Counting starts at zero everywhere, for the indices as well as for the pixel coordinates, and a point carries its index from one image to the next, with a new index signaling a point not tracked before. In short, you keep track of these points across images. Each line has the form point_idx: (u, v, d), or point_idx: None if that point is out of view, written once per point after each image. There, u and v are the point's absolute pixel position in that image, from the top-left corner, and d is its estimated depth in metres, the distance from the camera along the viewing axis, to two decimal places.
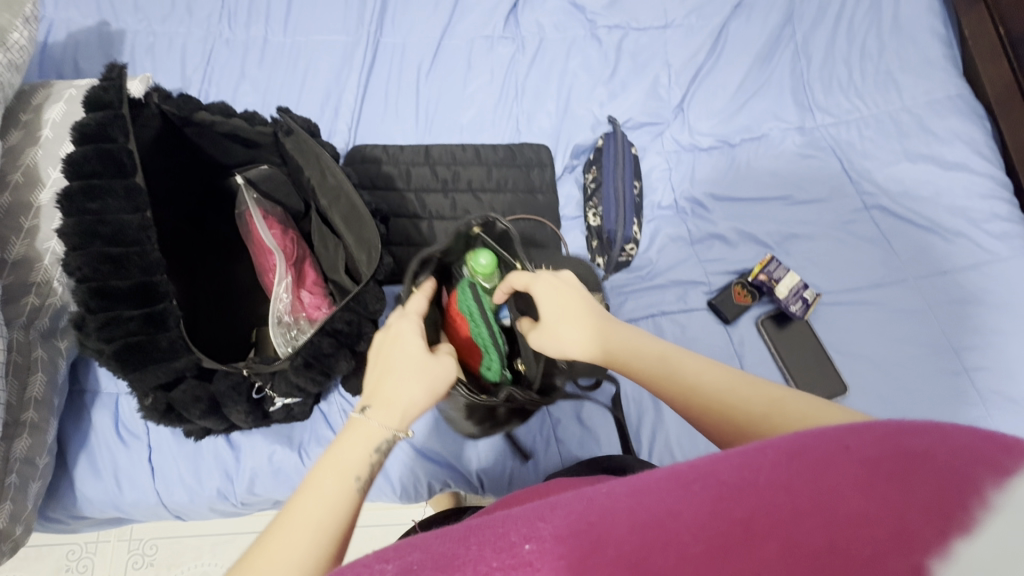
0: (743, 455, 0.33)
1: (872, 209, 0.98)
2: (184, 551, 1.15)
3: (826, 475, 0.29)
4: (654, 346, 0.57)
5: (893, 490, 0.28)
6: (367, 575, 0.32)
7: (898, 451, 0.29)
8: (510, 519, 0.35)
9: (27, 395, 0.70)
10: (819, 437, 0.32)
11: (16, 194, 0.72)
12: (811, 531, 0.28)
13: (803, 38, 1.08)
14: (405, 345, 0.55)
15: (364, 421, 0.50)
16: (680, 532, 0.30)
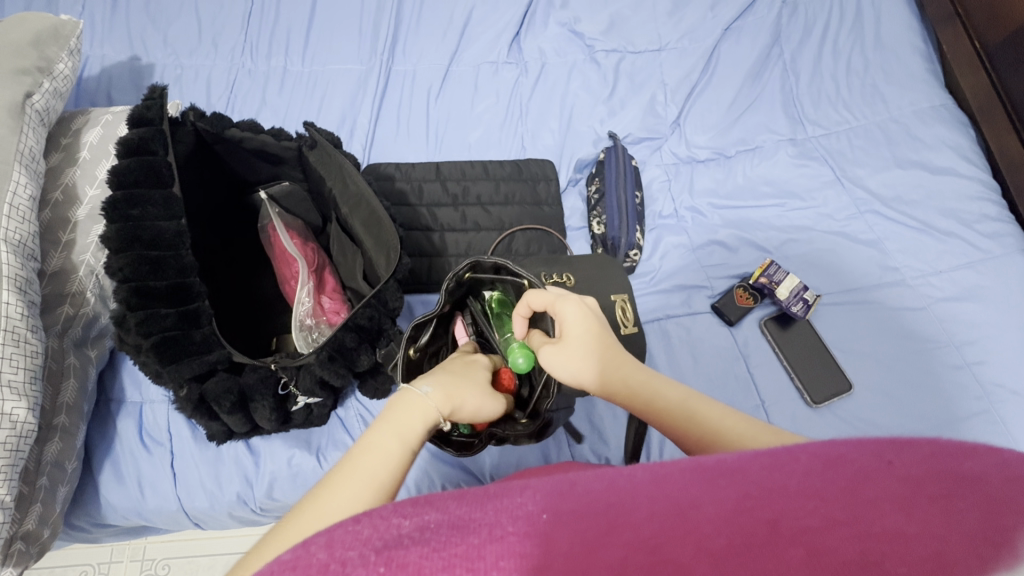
0: (773, 457, 0.35)
1: (866, 213, 1.02)
2: (196, 569, 1.14)
3: (863, 488, 0.31)
4: (673, 392, 0.57)
5: (931, 514, 0.29)
6: (383, 528, 0.32)
7: (941, 475, 0.31)
8: (527, 493, 0.35)
9: (59, 400, 0.72)
10: (861, 451, 0.34)
11: (55, 210, 0.77)
12: (838, 540, 0.28)
13: (791, 57, 1.14)
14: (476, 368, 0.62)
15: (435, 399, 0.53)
16: (702, 524, 0.30)
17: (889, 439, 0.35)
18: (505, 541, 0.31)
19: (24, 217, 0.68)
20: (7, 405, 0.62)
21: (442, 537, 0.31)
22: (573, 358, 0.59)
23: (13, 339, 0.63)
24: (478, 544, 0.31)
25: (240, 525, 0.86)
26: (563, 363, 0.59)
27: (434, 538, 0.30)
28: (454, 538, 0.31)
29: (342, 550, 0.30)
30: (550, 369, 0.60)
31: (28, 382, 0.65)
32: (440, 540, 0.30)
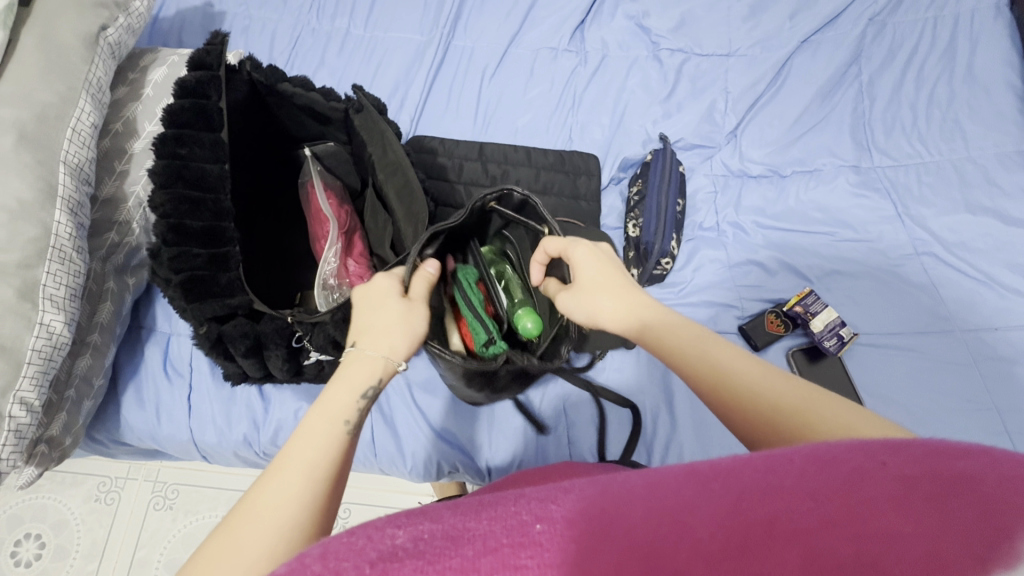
0: (767, 460, 0.33)
1: (922, 255, 0.95)
2: (202, 499, 1.20)
3: (859, 487, 0.29)
4: (721, 352, 0.52)
5: (930, 512, 0.27)
6: (378, 538, 0.31)
7: (940, 471, 0.29)
8: (523, 502, 0.34)
9: (95, 319, 0.77)
10: (852, 450, 0.32)
11: (115, 140, 0.81)
12: (836, 541, 0.26)
13: (869, 78, 1.07)
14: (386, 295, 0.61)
15: (359, 353, 0.57)
16: (694, 528, 0.29)
17: (884, 438, 0.33)
18: (501, 553, 0.30)
19: (85, 143, 0.71)
20: (46, 316, 0.66)
21: (437, 549, 0.30)
22: (591, 296, 0.62)
23: (60, 257, 0.67)
24: (472, 557, 0.29)
25: (244, 464, 0.90)
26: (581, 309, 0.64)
27: (428, 552, 0.30)
28: (449, 549, 0.30)
29: (337, 560, 0.29)
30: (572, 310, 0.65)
31: (68, 298, 0.69)
32: (434, 553, 0.29)
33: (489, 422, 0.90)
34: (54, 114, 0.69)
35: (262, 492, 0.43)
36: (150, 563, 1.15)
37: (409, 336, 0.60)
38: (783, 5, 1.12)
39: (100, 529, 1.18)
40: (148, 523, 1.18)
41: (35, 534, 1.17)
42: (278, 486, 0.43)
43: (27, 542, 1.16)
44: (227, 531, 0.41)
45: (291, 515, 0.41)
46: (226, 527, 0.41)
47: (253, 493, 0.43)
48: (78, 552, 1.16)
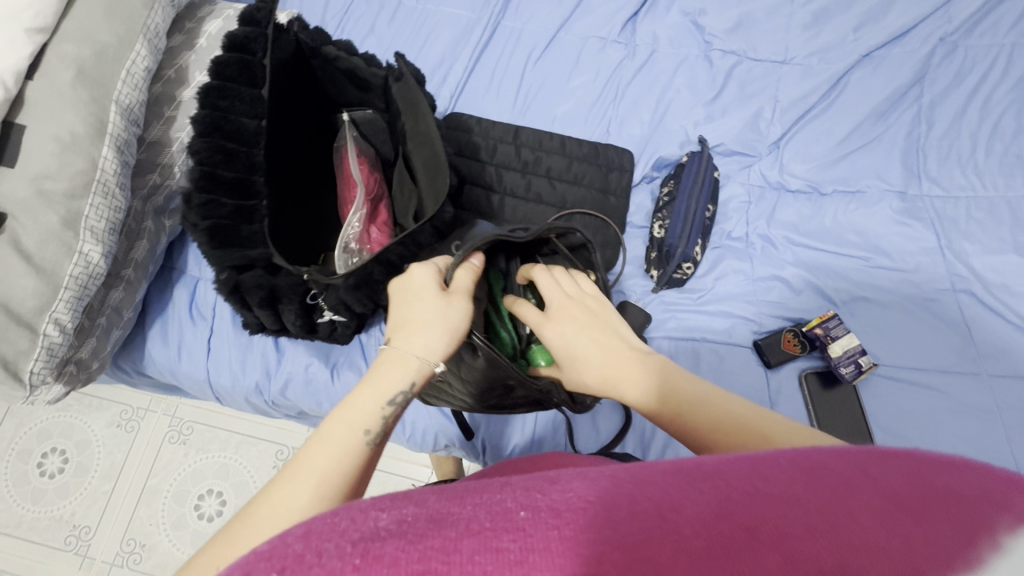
0: (755, 465, 0.33)
1: (959, 292, 0.92)
2: (213, 439, 1.26)
3: (845, 499, 0.29)
4: (700, 388, 0.56)
5: (913, 525, 0.27)
6: (361, 520, 0.31)
7: (922, 487, 0.29)
8: (508, 490, 0.34)
9: (130, 255, 0.81)
10: (840, 463, 0.32)
11: (166, 86, 0.84)
12: (820, 545, 0.27)
13: (930, 103, 1.02)
14: (423, 289, 0.61)
15: (391, 352, 0.56)
16: (680, 525, 0.29)
17: (868, 451, 0.33)
18: (482, 535, 0.29)
19: (137, 85, 0.74)
20: (85, 246, 0.70)
21: (420, 529, 0.30)
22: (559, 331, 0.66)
23: (103, 191, 0.71)
24: (454, 537, 0.29)
25: (253, 411, 0.94)
26: (602, 365, 0.62)
27: (411, 531, 0.30)
28: (432, 529, 0.30)
29: (319, 543, 0.29)
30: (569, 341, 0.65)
31: (107, 231, 0.72)
32: (417, 532, 0.29)
33: None
34: (112, 54, 0.72)
35: (270, 500, 0.43)
36: (160, 491, 1.22)
37: (445, 332, 0.58)
38: (849, 16, 1.07)
39: (118, 453, 1.26)
40: (161, 455, 1.25)
41: (61, 450, 1.25)
42: (284, 495, 0.43)
43: (53, 456, 1.25)
44: (232, 533, 0.41)
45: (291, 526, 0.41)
46: (231, 529, 0.42)
47: (267, 500, 0.44)
48: (97, 472, 1.24)
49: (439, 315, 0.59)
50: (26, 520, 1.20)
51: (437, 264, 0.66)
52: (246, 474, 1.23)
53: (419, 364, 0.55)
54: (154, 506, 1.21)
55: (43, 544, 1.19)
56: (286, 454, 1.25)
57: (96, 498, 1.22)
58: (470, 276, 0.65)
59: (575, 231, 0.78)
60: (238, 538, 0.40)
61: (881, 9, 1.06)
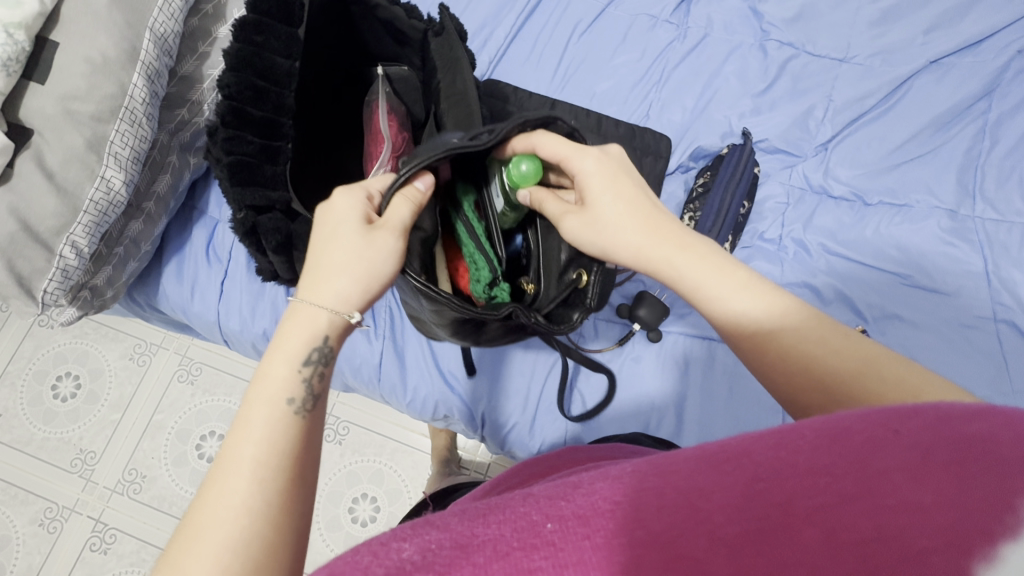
0: (776, 434, 0.30)
1: (1000, 322, 0.86)
2: (220, 383, 1.28)
3: (873, 460, 0.27)
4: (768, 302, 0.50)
5: (947, 482, 0.26)
6: (384, 554, 0.29)
7: (955, 434, 0.27)
8: (531, 500, 0.32)
9: (152, 188, 0.80)
10: (858, 416, 0.29)
11: (203, 21, 0.82)
12: (855, 517, 0.26)
13: (998, 118, 0.95)
14: (340, 225, 0.55)
15: (298, 305, 0.51)
16: (712, 513, 0.28)
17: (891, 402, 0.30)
18: (513, 557, 0.28)
19: (172, 14, 0.73)
20: (108, 171, 0.69)
21: (447, 559, 0.28)
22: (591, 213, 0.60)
23: (130, 119, 0.70)
24: (483, 563, 0.28)
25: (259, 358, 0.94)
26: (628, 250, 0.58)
27: (438, 563, 0.28)
28: (458, 559, 0.28)
29: None
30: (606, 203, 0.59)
31: (131, 160, 0.72)
32: (443, 565, 0.28)
33: (492, 381, 0.89)
34: None
35: (205, 504, 0.41)
36: (164, 427, 1.25)
37: (361, 279, 0.53)
38: (921, 17, 1.00)
39: (128, 385, 1.28)
40: (169, 392, 1.27)
41: (74, 375, 1.28)
42: (217, 494, 0.41)
43: (66, 380, 1.28)
44: (182, 547, 0.40)
45: (235, 528, 0.40)
46: (179, 548, 0.40)
47: (202, 502, 0.42)
48: (107, 401, 1.27)
49: (362, 260, 0.53)
50: (37, 438, 1.24)
51: (369, 194, 0.59)
52: None
53: (331, 318, 0.51)
54: (157, 441, 1.24)
55: (50, 462, 1.23)
56: None
57: (103, 426, 1.25)
58: (410, 207, 0.58)
59: (548, 118, 0.61)
60: (186, 548, 0.39)
61: (957, 13, 0.99)
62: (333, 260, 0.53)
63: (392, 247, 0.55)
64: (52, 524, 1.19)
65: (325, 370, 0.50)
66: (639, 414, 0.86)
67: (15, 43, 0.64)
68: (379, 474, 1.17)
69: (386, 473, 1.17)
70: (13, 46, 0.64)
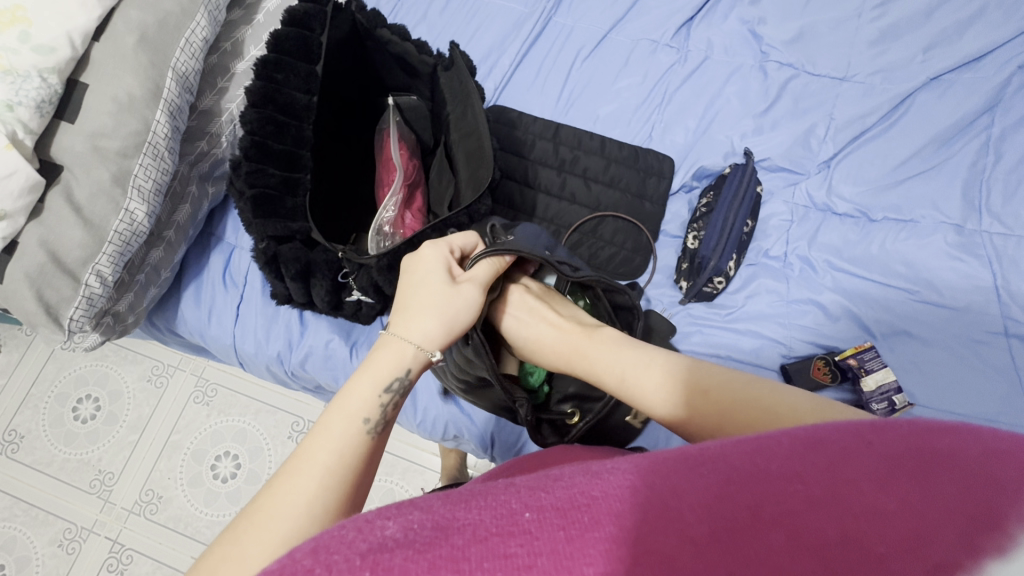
0: (755, 441, 0.33)
1: (1012, 337, 0.85)
2: (235, 404, 1.30)
3: (843, 468, 0.29)
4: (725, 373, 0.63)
5: (911, 490, 0.28)
6: (368, 530, 0.31)
7: (919, 450, 0.29)
8: (512, 490, 0.33)
9: (173, 217, 0.83)
10: (836, 430, 0.32)
11: (222, 58, 0.87)
12: (823, 520, 0.27)
13: (1001, 133, 0.95)
14: (429, 276, 0.62)
15: (389, 336, 0.57)
16: (683, 513, 0.29)
17: (865, 418, 0.33)
18: (489, 542, 0.29)
19: (194, 54, 0.78)
20: (131, 204, 0.73)
21: (427, 539, 0.29)
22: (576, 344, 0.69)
23: (153, 153, 0.74)
24: (462, 545, 0.29)
25: (273, 379, 0.96)
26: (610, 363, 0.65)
27: (419, 541, 0.29)
28: (439, 539, 0.29)
29: (326, 555, 0.29)
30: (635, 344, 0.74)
31: (153, 192, 0.75)
32: (425, 543, 0.29)
33: None
34: (173, 23, 0.75)
35: (277, 493, 0.43)
36: (180, 447, 1.27)
37: (445, 322, 0.59)
38: (919, 35, 1.01)
39: (146, 406, 1.31)
40: (186, 412, 1.30)
41: (94, 397, 1.32)
42: (289, 489, 0.43)
43: (86, 402, 1.31)
44: (236, 533, 0.41)
45: (306, 515, 0.42)
46: (237, 529, 0.41)
47: (264, 495, 0.44)
48: (125, 422, 1.30)
49: (449, 308, 0.60)
50: (58, 459, 1.27)
51: (451, 250, 0.66)
52: (262, 441, 1.27)
53: (415, 353, 0.57)
54: (173, 461, 1.26)
55: (70, 483, 1.25)
56: (300, 426, 1.27)
57: (121, 447, 1.28)
58: (487, 269, 0.66)
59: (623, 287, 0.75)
60: (238, 539, 0.40)
61: (955, 31, 1.00)
62: (426, 304, 0.59)
63: (477, 300, 0.63)
64: (71, 545, 1.21)
65: (399, 400, 0.54)
66: (647, 431, 0.87)
67: (49, 86, 0.68)
68: (391, 493, 1.17)
69: (398, 492, 1.18)
70: (46, 89, 0.68)
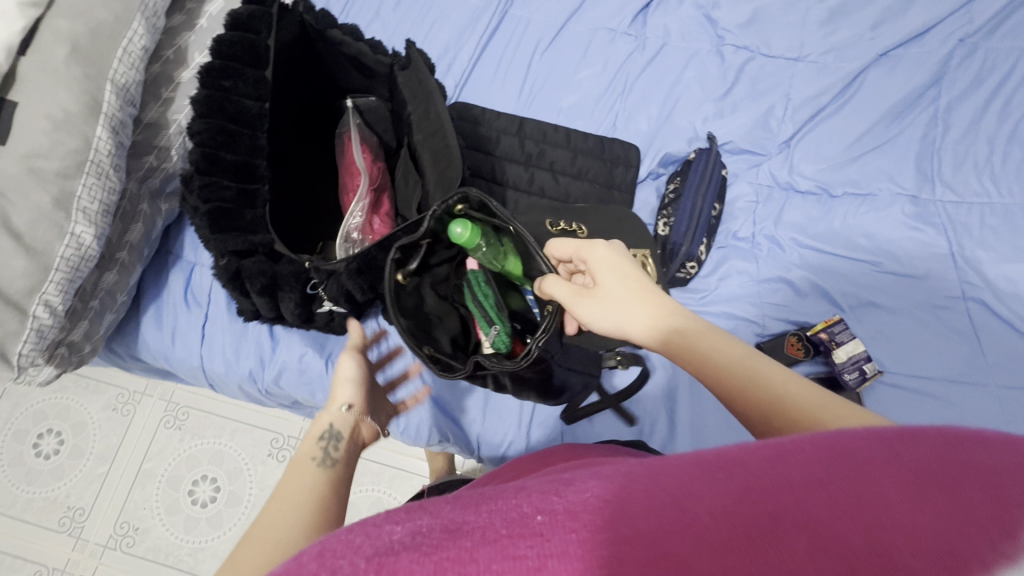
0: (776, 447, 0.31)
1: (969, 301, 0.89)
2: (209, 425, 1.26)
3: (870, 477, 0.28)
4: (731, 349, 0.54)
5: (943, 505, 0.26)
6: (377, 534, 0.31)
7: (954, 462, 0.28)
8: (523, 495, 0.33)
9: (125, 238, 0.79)
10: (864, 437, 0.30)
11: (165, 67, 0.82)
12: (848, 531, 0.26)
13: (947, 105, 0.98)
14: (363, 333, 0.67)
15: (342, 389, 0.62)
16: (701, 514, 0.28)
17: (896, 427, 0.31)
18: (500, 544, 0.28)
19: (133, 64, 0.73)
20: (77, 228, 0.69)
21: (435, 540, 0.29)
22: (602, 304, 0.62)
23: (96, 172, 0.70)
24: (470, 547, 0.29)
25: (247, 399, 0.93)
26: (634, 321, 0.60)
27: (426, 543, 0.29)
28: (447, 541, 0.29)
29: (333, 559, 0.29)
30: (592, 323, 0.62)
31: (100, 214, 0.71)
32: (432, 544, 0.29)
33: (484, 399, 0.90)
34: (108, 31, 0.71)
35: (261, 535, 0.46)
36: (154, 475, 1.22)
37: None
38: (866, 13, 1.04)
39: (114, 436, 1.25)
40: (157, 439, 1.25)
41: (56, 431, 1.25)
42: (270, 527, 0.47)
43: (48, 438, 1.25)
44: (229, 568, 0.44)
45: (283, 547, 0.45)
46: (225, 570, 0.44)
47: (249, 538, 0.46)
48: (92, 454, 1.24)
49: None
50: (21, 500, 1.20)
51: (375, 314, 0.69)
52: (241, 462, 1.23)
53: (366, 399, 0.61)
54: (148, 491, 1.21)
55: (37, 524, 1.19)
56: (280, 442, 1.24)
57: (90, 480, 1.22)
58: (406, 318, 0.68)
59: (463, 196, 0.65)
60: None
61: (900, 7, 1.03)
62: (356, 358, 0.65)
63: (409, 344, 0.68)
64: None
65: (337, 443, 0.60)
66: (632, 419, 0.87)
67: None
68: (380, 503, 1.15)
69: (386, 501, 1.16)
70: None
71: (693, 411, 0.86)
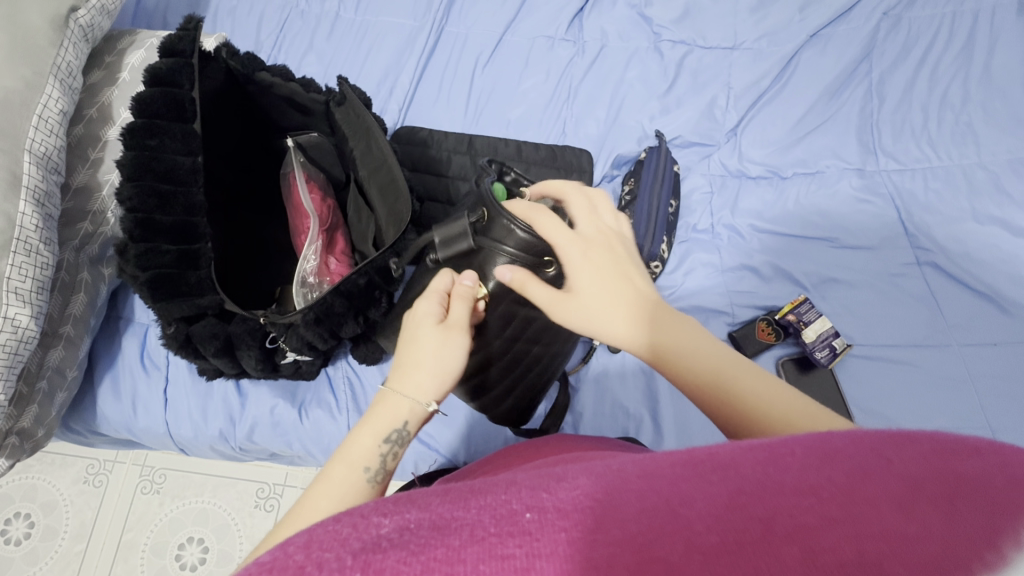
0: (767, 449, 0.31)
1: (923, 265, 0.92)
2: (188, 485, 1.21)
3: (861, 485, 0.27)
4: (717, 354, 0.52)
5: (933, 515, 0.25)
6: (363, 528, 0.30)
7: (946, 473, 0.27)
8: (513, 489, 0.33)
9: (67, 311, 0.75)
10: (855, 443, 0.30)
11: (89, 126, 0.79)
12: (837, 538, 0.25)
13: (880, 77, 1.01)
14: (418, 325, 0.55)
15: (386, 391, 0.52)
16: (692, 521, 0.28)
17: (887, 431, 0.31)
18: (488, 542, 0.28)
19: (52, 130, 0.70)
20: (11, 310, 0.65)
21: (422, 539, 0.28)
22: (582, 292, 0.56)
23: (25, 248, 0.66)
24: (458, 546, 0.28)
25: (222, 458, 0.89)
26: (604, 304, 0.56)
27: (414, 541, 0.28)
28: (434, 539, 0.28)
29: (319, 551, 0.28)
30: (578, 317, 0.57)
31: (35, 291, 0.67)
32: (419, 542, 0.28)
33: (466, 426, 0.88)
34: (19, 100, 0.67)
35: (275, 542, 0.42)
36: (136, 546, 1.16)
37: (436, 373, 0.53)
38: None
39: (88, 510, 1.19)
40: (135, 506, 1.19)
41: (25, 514, 1.18)
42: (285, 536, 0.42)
43: (17, 521, 1.18)
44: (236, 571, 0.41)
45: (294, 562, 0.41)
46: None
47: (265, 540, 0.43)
48: (67, 533, 1.18)
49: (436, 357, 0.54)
50: None
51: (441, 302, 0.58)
52: (227, 518, 1.18)
53: (411, 406, 0.51)
54: (131, 562, 1.15)
55: None
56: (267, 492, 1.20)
57: (68, 561, 1.16)
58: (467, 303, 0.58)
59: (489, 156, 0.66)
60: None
61: None
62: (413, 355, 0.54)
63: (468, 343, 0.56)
64: None
65: (399, 452, 0.50)
66: (617, 423, 0.87)
67: None
68: None
69: None
70: None
71: (676, 408, 0.86)
